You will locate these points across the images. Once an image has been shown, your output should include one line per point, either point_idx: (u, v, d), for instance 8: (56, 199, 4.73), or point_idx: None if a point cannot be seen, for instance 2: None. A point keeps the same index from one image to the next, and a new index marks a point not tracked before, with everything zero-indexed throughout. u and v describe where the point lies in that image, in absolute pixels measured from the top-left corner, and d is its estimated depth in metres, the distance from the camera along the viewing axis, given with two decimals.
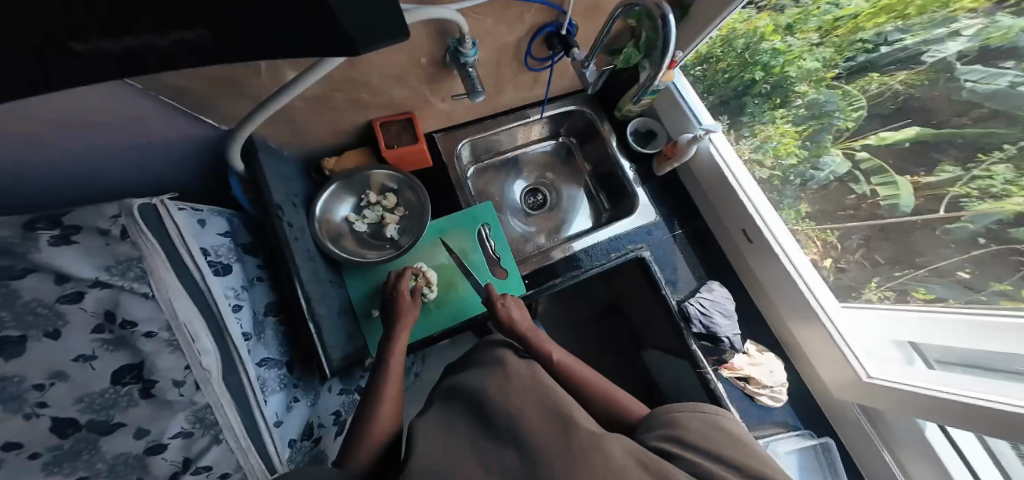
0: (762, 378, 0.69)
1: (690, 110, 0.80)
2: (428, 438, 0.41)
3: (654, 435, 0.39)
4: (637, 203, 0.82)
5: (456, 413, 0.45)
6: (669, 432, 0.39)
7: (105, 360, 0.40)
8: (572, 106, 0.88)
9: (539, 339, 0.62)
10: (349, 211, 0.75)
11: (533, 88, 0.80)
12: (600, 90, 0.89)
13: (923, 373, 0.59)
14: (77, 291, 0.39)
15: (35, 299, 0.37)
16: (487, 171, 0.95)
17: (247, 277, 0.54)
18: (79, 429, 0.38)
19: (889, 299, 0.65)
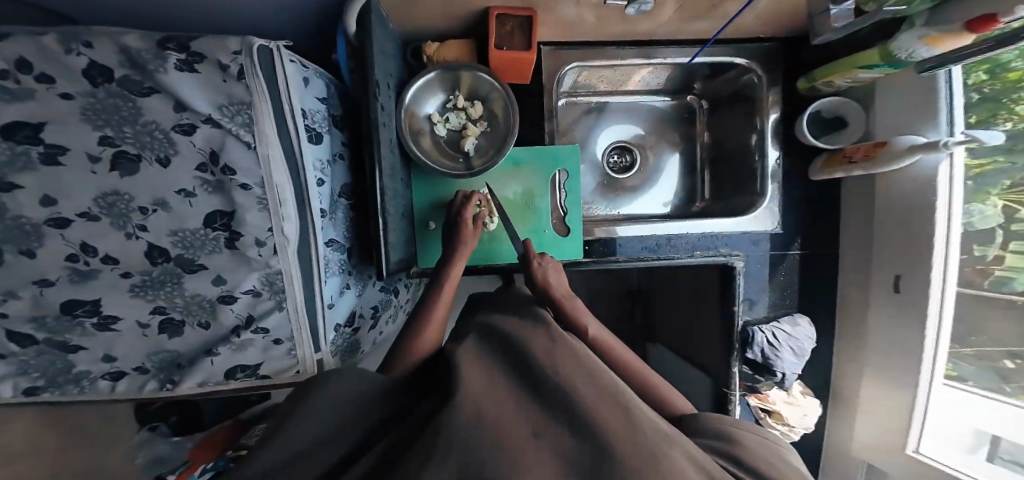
0: (789, 417, 0.76)
1: (944, 119, 0.56)
2: (473, 373, 0.43)
3: (708, 440, 0.42)
4: (760, 209, 0.76)
5: (499, 366, 0.46)
6: (720, 442, 0.42)
7: (202, 201, 0.40)
8: (743, 61, 0.74)
9: (576, 308, 0.59)
10: (435, 109, 0.71)
11: (684, 24, 0.66)
12: (773, 51, 0.74)
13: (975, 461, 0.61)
14: (191, 122, 0.36)
15: (154, 122, 0.35)
16: (579, 107, 0.89)
17: (333, 153, 0.52)
18: (168, 260, 0.42)
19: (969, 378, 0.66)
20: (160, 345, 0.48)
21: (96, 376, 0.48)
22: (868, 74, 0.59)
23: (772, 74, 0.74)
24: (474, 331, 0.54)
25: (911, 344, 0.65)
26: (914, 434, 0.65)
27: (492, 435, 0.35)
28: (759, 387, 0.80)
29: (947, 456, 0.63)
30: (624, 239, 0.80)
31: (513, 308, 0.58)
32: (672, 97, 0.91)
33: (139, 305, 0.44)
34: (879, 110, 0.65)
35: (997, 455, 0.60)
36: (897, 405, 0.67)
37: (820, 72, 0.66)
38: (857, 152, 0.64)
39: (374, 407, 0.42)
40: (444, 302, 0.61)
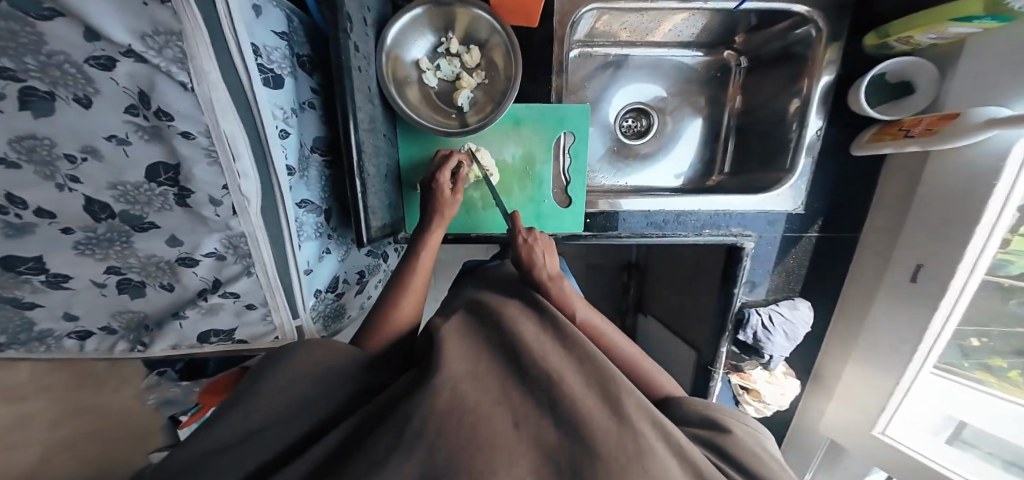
0: (764, 394, 0.82)
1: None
2: (455, 347, 0.40)
3: (689, 426, 0.40)
4: (786, 185, 0.69)
5: (483, 342, 0.43)
6: (706, 432, 0.39)
7: (138, 150, 0.34)
8: (805, 9, 0.62)
9: (563, 290, 0.53)
10: (424, 55, 0.62)
11: None
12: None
13: (938, 444, 0.68)
14: (107, 55, 0.28)
15: (61, 52, 0.27)
16: (596, 58, 0.78)
17: (299, 99, 0.45)
18: (113, 217, 0.38)
19: (966, 369, 0.67)
20: (123, 305, 0.46)
21: (60, 336, 0.46)
22: (953, 30, 0.51)
23: (834, 25, 0.62)
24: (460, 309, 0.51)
25: (911, 338, 0.64)
26: (884, 419, 0.71)
27: (468, 421, 0.31)
28: (743, 367, 0.85)
29: (912, 439, 0.69)
30: (629, 212, 0.74)
31: (504, 283, 0.56)
32: (707, 51, 0.79)
33: (91, 263, 0.41)
34: (959, 76, 0.54)
35: (958, 437, 0.68)
36: (884, 394, 0.70)
37: (895, 25, 0.56)
38: (915, 126, 0.55)
39: (345, 375, 0.40)
40: (423, 264, 0.57)
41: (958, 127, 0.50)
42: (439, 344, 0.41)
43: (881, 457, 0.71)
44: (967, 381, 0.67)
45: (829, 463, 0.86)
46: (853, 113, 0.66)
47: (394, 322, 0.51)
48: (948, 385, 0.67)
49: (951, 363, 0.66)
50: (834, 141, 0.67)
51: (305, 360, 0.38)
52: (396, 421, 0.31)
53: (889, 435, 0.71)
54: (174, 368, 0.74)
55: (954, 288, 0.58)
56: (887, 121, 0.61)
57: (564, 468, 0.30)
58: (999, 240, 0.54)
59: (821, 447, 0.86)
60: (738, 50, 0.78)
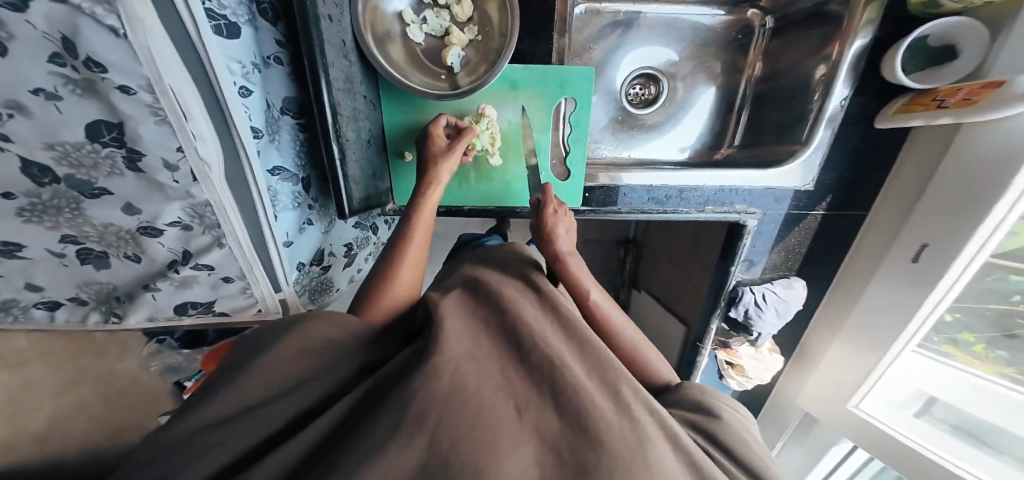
0: (749, 369, 0.83)
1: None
2: (447, 321, 0.38)
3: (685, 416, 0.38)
4: (800, 162, 0.65)
5: (475, 317, 0.41)
6: (697, 417, 0.37)
7: (74, 107, 0.29)
8: None
9: (574, 268, 0.49)
10: (407, 6, 0.55)
11: None
12: None
13: (907, 419, 0.71)
14: None
15: None
16: (606, 15, 0.71)
17: (261, 52, 0.40)
18: (58, 181, 0.34)
19: (944, 350, 0.66)
20: (88, 276, 0.44)
21: (26, 306, 0.44)
22: None
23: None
24: (459, 286, 0.48)
25: (899, 321, 0.63)
26: (860, 395, 0.72)
27: (468, 405, 0.29)
28: (730, 343, 0.85)
29: (886, 415, 0.71)
30: (630, 187, 0.70)
31: (507, 262, 0.53)
32: (730, 9, 0.72)
33: (39, 231, 0.37)
34: (1014, 38, 0.49)
35: (926, 410, 0.71)
36: (866, 374, 0.70)
37: None
38: (953, 96, 0.51)
39: (350, 352, 0.37)
40: (417, 244, 0.53)
41: (1001, 97, 0.46)
42: (437, 320, 0.38)
43: (853, 430, 0.73)
44: (944, 361, 0.67)
45: (798, 435, 0.89)
46: (884, 81, 0.60)
47: (389, 300, 0.49)
48: (931, 366, 0.68)
49: (942, 344, 0.66)
50: (856, 112, 0.62)
51: (306, 336, 0.35)
52: (392, 395, 0.29)
53: (862, 409, 0.72)
54: (174, 337, 0.63)
55: (957, 272, 0.55)
56: (924, 88, 0.56)
57: (568, 460, 0.28)
58: (1007, 229, 0.52)
59: (796, 420, 0.89)
60: (765, 9, 0.71)
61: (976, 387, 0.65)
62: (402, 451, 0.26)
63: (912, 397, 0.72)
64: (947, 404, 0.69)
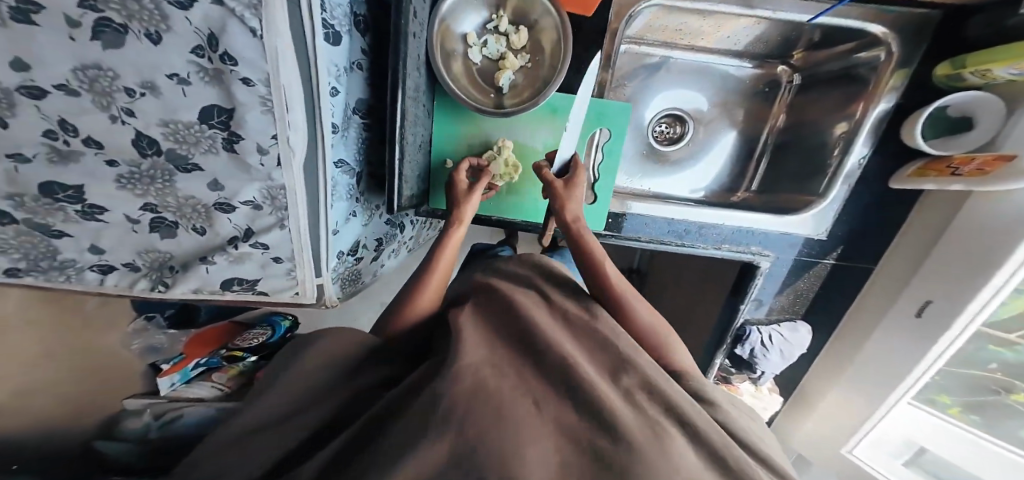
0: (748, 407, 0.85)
1: None
2: (467, 334, 0.40)
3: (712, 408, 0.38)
4: (816, 210, 0.70)
5: (493, 327, 0.43)
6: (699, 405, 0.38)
7: (197, 92, 0.34)
8: (880, 30, 0.60)
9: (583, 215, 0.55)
10: (473, 30, 0.61)
11: None
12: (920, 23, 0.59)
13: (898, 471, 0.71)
14: None
15: None
16: (639, 57, 0.76)
17: (350, 59, 0.45)
18: (159, 154, 0.37)
19: (952, 411, 0.69)
20: (151, 244, 0.45)
21: (81, 267, 0.45)
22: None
23: (907, 51, 0.61)
24: (472, 295, 0.51)
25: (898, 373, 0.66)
26: (854, 438, 0.75)
27: (490, 403, 0.31)
28: (731, 379, 0.88)
29: (878, 461, 0.73)
30: (652, 218, 0.74)
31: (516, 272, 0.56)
32: (757, 64, 0.76)
33: (126, 197, 0.40)
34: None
35: (914, 462, 0.72)
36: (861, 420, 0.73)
37: (974, 56, 0.54)
38: (966, 165, 0.56)
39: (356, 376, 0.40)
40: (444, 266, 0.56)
41: (1014, 169, 0.50)
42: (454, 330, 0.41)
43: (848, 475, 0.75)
44: (955, 422, 0.69)
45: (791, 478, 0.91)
46: (902, 144, 0.66)
47: (412, 316, 0.51)
48: (937, 421, 0.70)
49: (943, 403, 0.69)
50: (871, 171, 0.68)
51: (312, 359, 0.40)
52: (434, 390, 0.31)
53: (856, 456, 0.75)
54: (162, 317, 0.77)
55: (955, 331, 0.58)
56: (941, 153, 0.61)
57: (584, 444, 0.30)
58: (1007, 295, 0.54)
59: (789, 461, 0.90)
60: (793, 66, 0.75)
61: (968, 442, 0.68)
62: (433, 450, 0.27)
63: (903, 447, 0.73)
64: (934, 457, 0.71)
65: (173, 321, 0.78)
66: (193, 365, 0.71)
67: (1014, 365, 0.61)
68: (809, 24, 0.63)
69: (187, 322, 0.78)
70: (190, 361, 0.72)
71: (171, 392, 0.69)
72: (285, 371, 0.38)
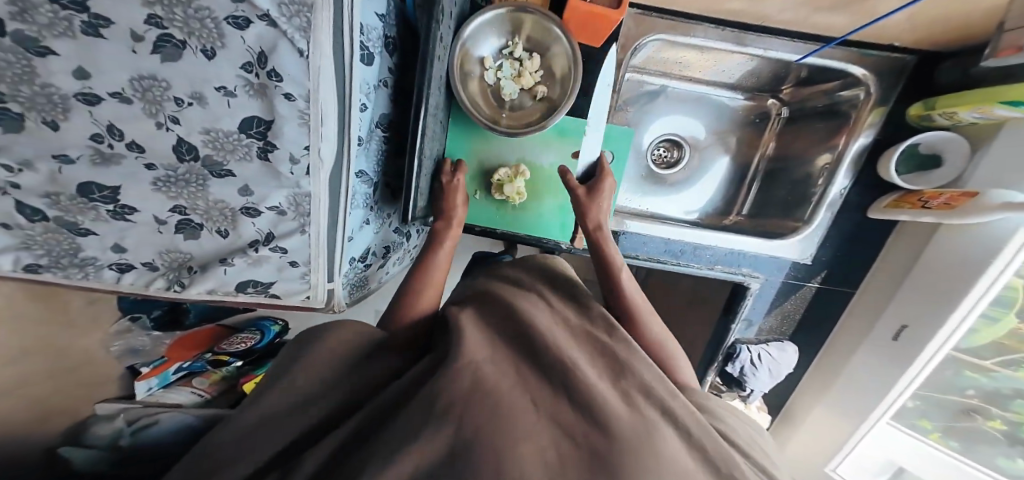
0: None
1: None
2: (471, 332, 0.41)
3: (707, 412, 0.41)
4: (801, 234, 0.75)
5: (495, 329, 0.44)
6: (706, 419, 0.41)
7: (241, 103, 0.36)
8: (862, 72, 0.66)
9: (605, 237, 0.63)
10: (490, 54, 0.65)
11: (819, 22, 0.60)
12: (893, 69, 0.66)
13: None
14: (245, 17, 0.31)
15: (207, 8, 0.30)
16: (640, 85, 0.81)
17: (379, 77, 0.48)
18: (196, 159, 0.39)
19: (927, 433, 0.72)
20: (174, 245, 0.47)
21: (101, 265, 0.46)
22: (978, 110, 0.55)
23: (885, 90, 0.67)
24: (472, 300, 0.53)
25: (875, 394, 0.70)
26: (836, 458, 0.77)
27: (487, 401, 0.32)
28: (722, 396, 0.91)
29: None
30: (648, 238, 0.78)
31: (515, 278, 0.58)
32: (749, 96, 0.81)
33: (159, 199, 0.41)
34: (989, 157, 0.59)
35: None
36: (840, 439, 0.76)
37: (943, 100, 0.60)
38: (935, 198, 0.61)
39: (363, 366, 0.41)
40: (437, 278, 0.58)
41: (977, 204, 0.54)
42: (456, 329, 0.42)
43: None
44: (933, 446, 0.71)
45: None
46: (879, 178, 0.71)
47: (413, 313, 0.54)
48: (914, 444, 0.72)
49: (914, 422, 0.72)
50: (852, 201, 0.73)
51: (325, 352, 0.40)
52: (432, 390, 0.33)
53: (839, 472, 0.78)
54: (148, 318, 0.75)
55: (928, 352, 0.62)
56: (914, 187, 0.66)
57: (582, 443, 0.31)
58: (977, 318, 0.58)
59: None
60: (782, 100, 0.80)
61: (949, 465, 0.69)
62: (429, 443, 0.29)
63: (883, 466, 0.77)
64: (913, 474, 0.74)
65: (159, 323, 0.77)
66: (174, 367, 0.73)
67: (990, 390, 0.65)
68: (798, 63, 0.68)
69: (173, 324, 0.78)
70: (172, 364, 0.73)
71: (148, 396, 0.68)
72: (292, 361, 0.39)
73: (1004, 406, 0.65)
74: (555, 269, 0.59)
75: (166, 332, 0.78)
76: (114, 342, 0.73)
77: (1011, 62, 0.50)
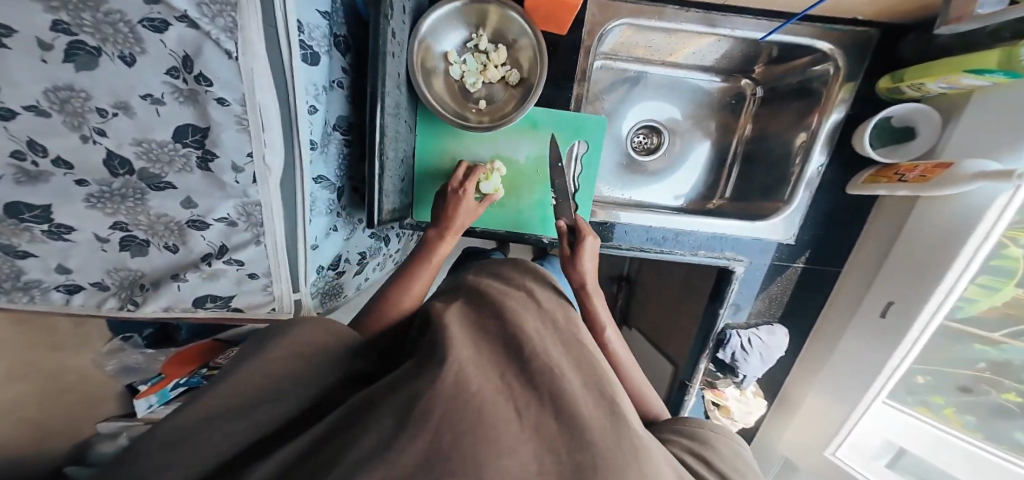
0: (734, 411, 0.87)
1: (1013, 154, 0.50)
2: (453, 333, 0.39)
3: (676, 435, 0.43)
4: (783, 215, 0.73)
5: (483, 330, 0.43)
6: (694, 444, 0.41)
7: (172, 111, 0.34)
8: (828, 47, 0.64)
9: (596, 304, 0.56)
10: (453, 48, 0.63)
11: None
12: (863, 42, 0.64)
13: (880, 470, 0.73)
14: (162, 18, 0.29)
15: (119, 12, 0.28)
16: (614, 73, 0.79)
17: (331, 78, 0.46)
18: (131, 173, 0.37)
19: (925, 410, 0.73)
20: (122, 262, 0.45)
21: (47, 288, 0.45)
22: (943, 80, 0.54)
23: (851, 67, 0.65)
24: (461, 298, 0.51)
25: (868, 374, 0.69)
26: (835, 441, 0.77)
27: (471, 405, 0.30)
28: (717, 384, 0.90)
29: (858, 462, 0.75)
30: (628, 225, 0.75)
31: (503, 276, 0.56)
32: (724, 78, 0.81)
33: (97, 216, 0.40)
34: (960, 129, 0.58)
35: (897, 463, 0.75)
36: (833, 420, 0.76)
37: (912, 72, 0.59)
38: (910, 172, 0.59)
39: (329, 365, 0.37)
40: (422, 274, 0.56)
41: (952, 175, 0.53)
42: (439, 327, 0.40)
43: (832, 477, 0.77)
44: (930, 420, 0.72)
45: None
46: (858, 154, 0.70)
47: (393, 313, 0.51)
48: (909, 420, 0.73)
49: (906, 399, 0.73)
50: (830, 179, 0.72)
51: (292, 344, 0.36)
52: (406, 395, 0.31)
53: (839, 456, 0.77)
54: (141, 336, 0.73)
55: (917, 329, 0.62)
56: (895, 160, 0.65)
57: (565, 456, 0.29)
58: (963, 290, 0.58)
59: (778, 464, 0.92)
60: (756, 80, 0.79)
61: (942, 439, 0.72)
62: (406, 453, 0.26)
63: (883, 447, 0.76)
64: (915, 457, 0.74)
65: (151, 342, 0.73)
66: (170, 386, 0.69)
67: (1001, 363, 0.63)
68: (763, 41, 0.67)
69: (165, 341, 0.73)
70: (168, 382, 0.69)
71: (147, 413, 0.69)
72: (267, 341, 0.35)
73: (1016, 378, 0.62)
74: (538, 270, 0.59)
75: (157, 349, 0.74)
76: (107, 361, 0.73)
77: (963, 30, 0.52)
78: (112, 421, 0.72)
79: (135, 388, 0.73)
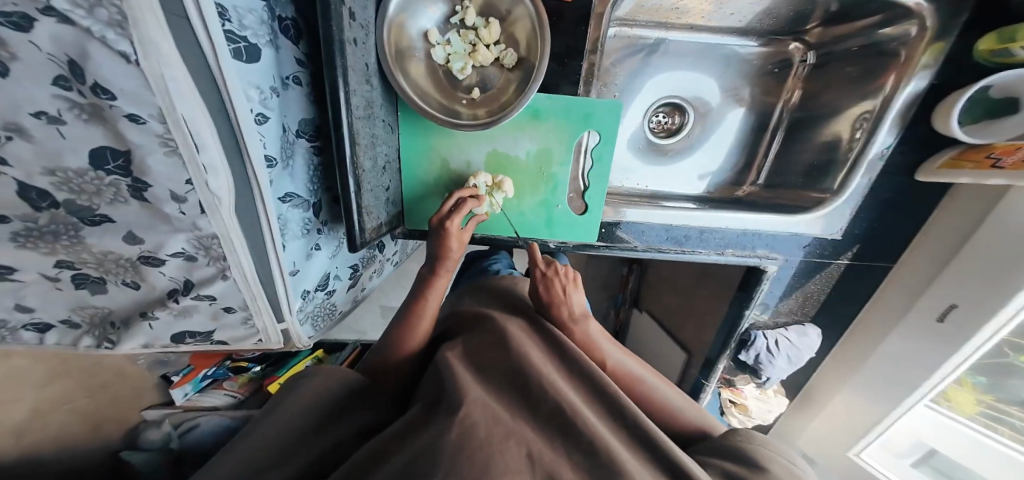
0: (752, 409, 0.82)
1: None
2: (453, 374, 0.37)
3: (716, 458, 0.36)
4: (829, 208, 0.63)
5: (487, 362, 0.40)
6: (738, 468, 0.34)
7: (78, 132, 0.27)
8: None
9: (589, 333, 0.50)
10: (434, 25, 0.54)
11: None
12: None
13: (902, 467, 0.74)
14: (22, 14, 0.20)
15: None
16: (632, 38, 0.65)
17: (281, 74, 0.41)
18: (56, 206, 0.31)
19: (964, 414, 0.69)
20: (83, 301, 0.41)
21: (13, 328, 0.39)
22: None
23: (947, 20, 0.51)
24: (463, 332, 0.48)
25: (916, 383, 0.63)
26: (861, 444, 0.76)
27: (478, 458, 0.27)
28: (735, 382, 0.85)
29: (881, 460, 0.76)
30: (649, 226, 0.67)
31: (510, 301, 0.54)
32: (768, 41, 0.67)
33: (36, 256, 0.34)
34: None
35: (924, 462, 0.74)
36: (866, 422, 0.72)
37: None
38: (1009, 155, 0.48)
39: (338, 420, 0.36)
40: (439, 291, 0.51)
41: None
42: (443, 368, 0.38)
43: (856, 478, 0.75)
44: (963, 422, 0.69)
45: None
46: (933, 132, 0.58)
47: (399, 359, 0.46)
48: (938, 420, 0.70)
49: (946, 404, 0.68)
50: (894, 162, 0.60)
51: (308, 393, 0.35)
52: (414, 446, 0.29)
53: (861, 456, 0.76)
54: None
55: (981, 339, 0.55)
56: (987, 138, 0.53)
57: None
58: None
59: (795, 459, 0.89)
60: (807, 43, 0.66)
61: (971, 438, 0.69)
62: None
63: (912, 447, 0.75)
64: (946, 458, 0.72)
65: None
66: (202, 375, 0.74)
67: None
68: None
69: None
70: (200, 371, 0.75)
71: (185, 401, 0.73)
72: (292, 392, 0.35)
73: None
74: (512, 296, 0.56)
75: None
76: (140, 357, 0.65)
77: None
78: (156, 408, 0.72)
79: (169, 379, 0.74)
